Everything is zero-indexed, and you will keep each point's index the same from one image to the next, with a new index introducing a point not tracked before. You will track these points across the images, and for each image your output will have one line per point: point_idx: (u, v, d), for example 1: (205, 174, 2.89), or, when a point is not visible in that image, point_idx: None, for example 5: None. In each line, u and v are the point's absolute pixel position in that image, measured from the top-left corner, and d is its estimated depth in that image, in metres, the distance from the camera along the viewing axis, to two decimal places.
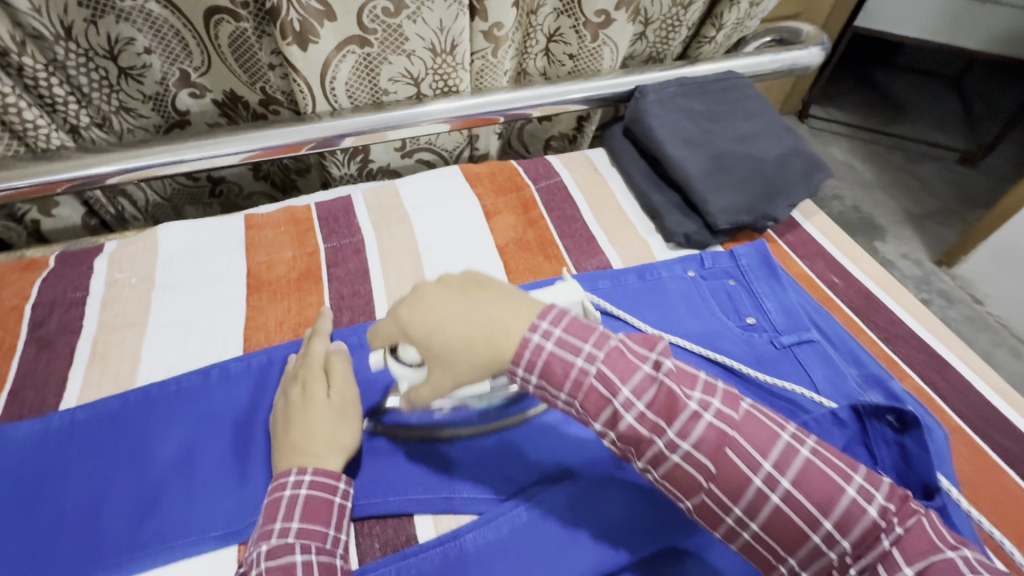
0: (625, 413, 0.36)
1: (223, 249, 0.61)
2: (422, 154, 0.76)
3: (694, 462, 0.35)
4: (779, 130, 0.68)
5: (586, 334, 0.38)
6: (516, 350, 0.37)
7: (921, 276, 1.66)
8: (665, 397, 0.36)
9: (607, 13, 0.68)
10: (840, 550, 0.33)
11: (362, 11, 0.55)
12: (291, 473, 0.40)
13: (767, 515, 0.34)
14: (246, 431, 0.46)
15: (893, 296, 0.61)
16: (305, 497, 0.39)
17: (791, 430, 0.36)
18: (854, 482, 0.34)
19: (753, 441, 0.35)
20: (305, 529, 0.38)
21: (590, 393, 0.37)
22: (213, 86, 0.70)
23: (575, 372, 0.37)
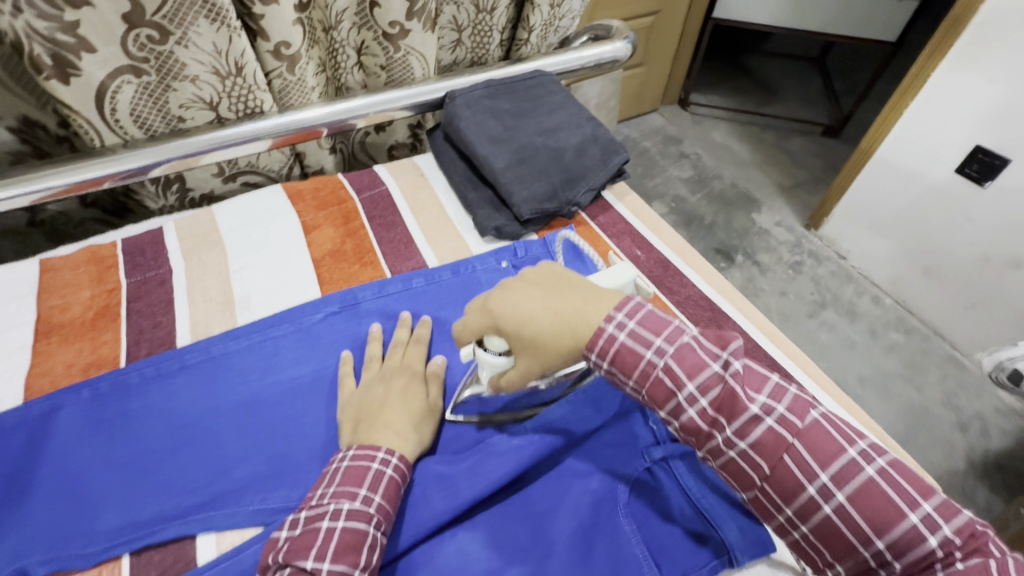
0: (687, 407, 0.39)
1: (12, 297, 0.58)
2: (247, 177, 0.76)
3: (749, 459, 0.38)
4: (579, 121, 0.74)
5: (660, 329, 0.41)
6: (590, 338, 0.42)
7: (793, 241, 1.81)
8: (729, 395, 0.38)
9: (400, 24, 0.70)
10: (890, 567, 0.34)
11: (125, 40, 0.55)
12: (382, 449, 0.43)
13: (818, 521, 0.36)
14: (20, 480, 0.45)
15: (687, 261, 0.67)
16: (389, 476, 0.42)
17: (859, 446, 0.36)
18: (920, 509, 0.34)
19: (815, 452, 0.36)
20: (382, 507, 0.41)
21: (657, 384, 0.40)
22: (2, 113, 0.66)
23: (645, 363, 0.41)
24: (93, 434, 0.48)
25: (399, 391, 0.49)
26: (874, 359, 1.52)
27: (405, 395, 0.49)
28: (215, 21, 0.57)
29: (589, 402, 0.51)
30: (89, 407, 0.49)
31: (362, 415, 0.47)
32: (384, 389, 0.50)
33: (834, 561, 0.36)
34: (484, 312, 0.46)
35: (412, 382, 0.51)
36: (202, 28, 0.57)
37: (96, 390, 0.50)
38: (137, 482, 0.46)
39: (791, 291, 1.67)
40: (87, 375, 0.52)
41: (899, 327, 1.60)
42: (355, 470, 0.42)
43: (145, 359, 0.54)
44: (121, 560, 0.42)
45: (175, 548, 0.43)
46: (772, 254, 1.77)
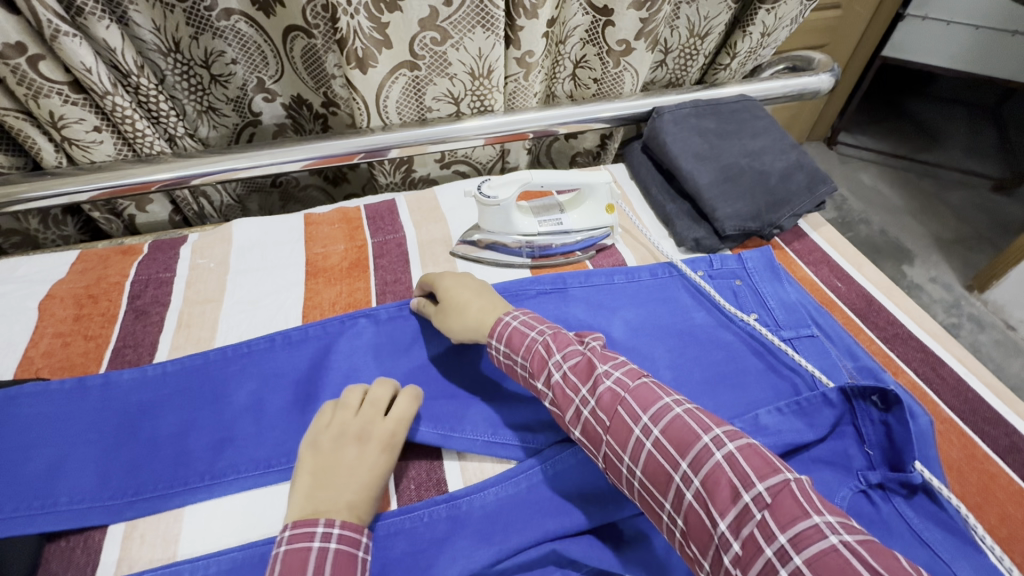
0: (554, 371, 0.47)
1: (286, 241, 0.70)
2: (459, 166, 0.85)
3: (596, 415, 0.43)
4: (784, 147, 0.74)
5: (542, 322, 0.52)
6: (492, 326, 0.52)
7: (951, 301, 1.65)
8: (584, 363, 0.46)
9: (627, 43, 0.75)
10: (695, 487, 0.37)
11: (414, 40, 0.65)
12: (321, 523, 0.40)
13: (645, 460, 0.40)
14: (309, 388, 0.54)
15: (892, 299, 0.65)
16: (334, 551, 0.39)
17: (675, 397, 0.42)
18: (714, 434, 0.39)
19: (640, 400, 0.42)
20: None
21: (536, 355, 0.49)
22: (283, 91, 0.80)
23: (529, 341, 0.50)
24: (355, 357, 0.57)
25: (346, 459, 0.44)
26: None
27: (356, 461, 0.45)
28: (487, 29, 0.65)
29: (798, 415, 0.50)
30: (353, 335, 0.58)
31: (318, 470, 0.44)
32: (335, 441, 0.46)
33: (663, 502, 0.39)
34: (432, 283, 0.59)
35: (365, 449, 0.45)
36: (475, 35, 0.66)
37: (354, 320, 0.59)
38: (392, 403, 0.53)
39: None
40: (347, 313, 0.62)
41: None
42: (298, 555, 0.38)
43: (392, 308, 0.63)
44: None
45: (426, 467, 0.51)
46: None
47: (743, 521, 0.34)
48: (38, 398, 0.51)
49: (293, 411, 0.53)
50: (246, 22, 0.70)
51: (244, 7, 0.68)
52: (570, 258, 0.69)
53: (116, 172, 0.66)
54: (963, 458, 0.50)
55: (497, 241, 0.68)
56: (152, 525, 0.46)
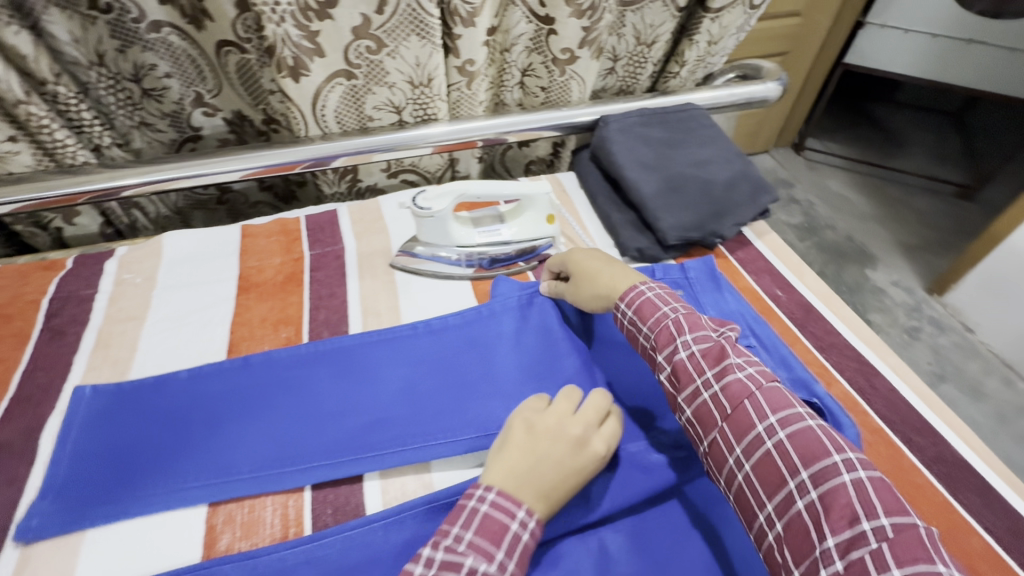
0: (680, 349, 0.46)
1: (220, 255, 0.68)
2: (407, 175, 0.84)
3: (717, 401, 0.43)
4: (729, 156, 0.75)
5: (680, 300, 0.51)
6: (625, 292, 0.53)
7: (912, 304, 1.68)
8: (717, 349, 0.45)
9: (571, 51, 0.75)
10: (810, 499, 0.37)
11: (349, 49, 0.63)
12: (524, 509, 0.40)
13: (761, 458, 0.40)
14: (281, 399, 0.53)
15: (831, 307, 0.66)
16: (517, 538, 0.39)
17: (808, 409, 0.41)
18: (847, 456, 0.38)
19: (767, 400, 0.42)
20: (477, 546, 0.38)
21: (664, 330, 0.48)
22: (224, 106, 0.77)
23: (660, 314, 0.49)
24: (409, 360, 0.57)
25: (544, 441, 0.43)
26: (1000, 447, 1.37)
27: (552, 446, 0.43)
28: (422, 38, 0.65)
29: None
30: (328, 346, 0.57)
31: (536, 437, 0.44)
32: (525, 430, 0.44)
33: (766, 503, 0.39)
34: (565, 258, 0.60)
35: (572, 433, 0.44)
36: (411, 43, 0.65)
37: (414, 328, 0.59)
38: (457, 401, 0.53)
39: (905, 357, 1.55)
40: (278, 329, 0.60)
41: None
42: (491, 521, 0.39)
43: (324, 323, 0.61)
44: (302, 495, 0.48)
45: (347, 491, 0.49)
46: (886, 314, 1.65)
47: (854, 545, 0.34)
48: (78, 403, 0.52)
49: (264, 423, 0.51)
50: (177, 34, 0.67)
51: (173, 18, 0.65)
52: (513, 269, 0.68)
53: (35, 185, 0.63)
54: (891, 468, 0.51)
55: (439, 253, 0.67)
56: (55, 555, 0.44)
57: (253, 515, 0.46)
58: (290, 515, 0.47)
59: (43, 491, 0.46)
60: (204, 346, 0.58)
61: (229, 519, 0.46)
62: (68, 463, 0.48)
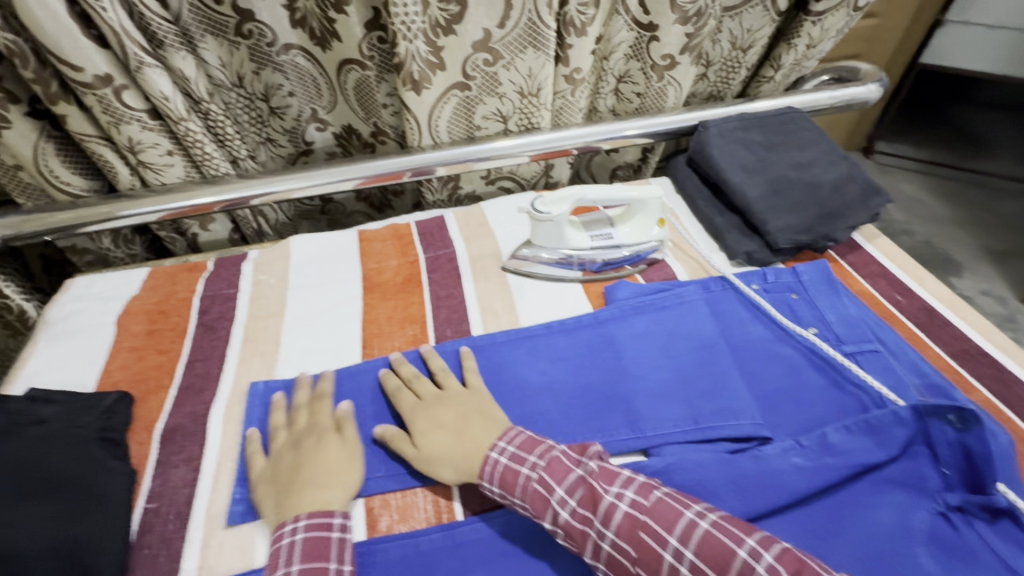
0: (597, 540, 0.41)
1: (344, 258, 0.72)
2: (503, 182, 0.87)
3: None
4: (835, 158, 0.74)
5: (533, 448, 0.47)
6: (479, 466, 0.47)
7: (1004, 314, 1.59)
8: (623, 520, 0.40)
9: (672, 57, 0.76)
10: None
11: (467, 62, 0.67)
12: (291, 521, 0.44)
13: None
14: None
15: (957, 313, 0.64)
16: (301, 539, 0.42)
17: (749, 546, 0.37)
18: None
19: (660, 520, 0.40)
20: (308, 567, 0.41)
21: (534, 494, 0.44)
22: (335, 121, 0.82)
23: (524, 481, 0.45)
24: (548, 361, 0.59)
25: (312, 453, 0.49)
26: None
27: (317, 451, 0.49)
28: (537, 49, 0.67)
29: (866, 433, 0.49)
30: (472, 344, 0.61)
31: (280, 487, 0.47)
32: (295, 455, 0.49)
33: None
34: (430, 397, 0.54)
35: (325, 442, 0.50)
36: (526, 56, 0.68)
37: (550, 327, 0.62)
38: (606, 401, 0.55)
39: None
40: (404, 327, 0.63)
41: None
42: (314, 542, 0.42)
43: (446, 323, 0.64)
44: (452, 491, 0.50)
45: None
46: None
47: None
48: (256, 397, 0.56)
49: None
50: (303, 55, 0.73)
51: (302, 41, 0.71)
52: (621, 271, 0.69)
53: (184, 193, 0.69)
54: None
55: (551, 256, 0.69)
56: (236, 531, 0.47)
57: (406, 501, 0.50)
58: (441, 503, 0.49)
59: (241, 478, 0.50)
60: (340, 341, 0.62)
61: (385, 504, 0.49)
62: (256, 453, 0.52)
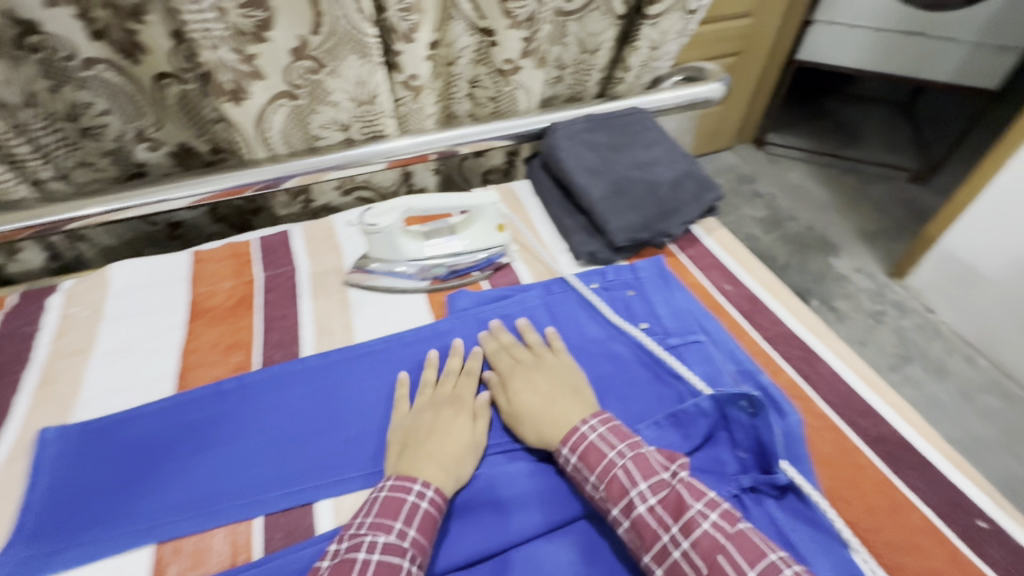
0: (638, 504, 0.43)
1: (170, 282, 0.67)
2: (360, 193, 0.84)
3: (689, 560, 0.40)
4: (674, 157, 0.77)
5: (622, 437, 0.48)
6: (566, 434, 0.49)
7: (874, 289, 1.73)
8: (674, 497, 0.43)
9: (513, 61, 0.75)
10: None
11: (288, 71, 0.64)
12: (419, 482, 0.46)
13: None
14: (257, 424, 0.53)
15: (778, 299, 0.68)
16: (425, 508, 0.44)
17: (779, 553, 0.39)
18: None
19: (742, 551, 0.39)
20: (416, 540, 0.43)
21: (614, 481, 0.45)
22: (168, 139, 0.77)
23: (607, 461, 0.46)
24: (381, 378, 0.57)
25: (448, 422, 0.51)
26: (966, 424, 1.42)
27: (452, 426, 0.51)
28: (362, 56, 0.65)
29: (675, 426, 0.52)
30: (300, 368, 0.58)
31: (410, 439, 0.50)
32: (432, 416, 0.52)
33: None
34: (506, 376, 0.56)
35: (460, 413, 0.52)
36: (350, 63, 0.66)
37: (387, 341, 0.61)
38: None
39: (870, 342, 1.59)
40: (229, 354, 0.60)
41: (994, 390, 1.49)
42: (429, 519, 0.44)
43: (276, 345, 0.61)
44: (254, 520, 0.47)
45: (297, 513, 0.48)
46: (851, 301, 1.69)
47: None
48: (46, 446, 0.51)
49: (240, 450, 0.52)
50: (110, 69, 0.67)
51: (107, 54, 0.65)
52: (467, 279, 0.68)
53: None
54: (834, 451, 0.52)
55: (395, 268, 0.67)
56: None
57: (201, 544, 0.46)
58: (239, 541, 0.46)
59: (14, 537, 0.45)
60: (153, 376, 0.57)
61: (178, 549, 0.46)
62: (39, 507, 0.47)
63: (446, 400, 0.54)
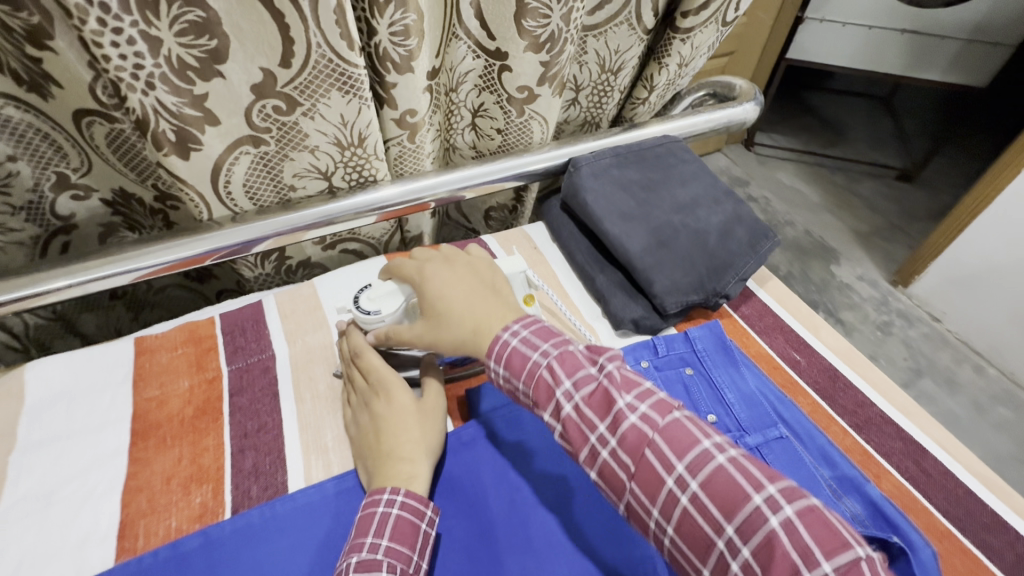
0: (564, 403, 0.41)
1: (106, 387, 0.52)
2: (346, 246, 0.70)
3: (618, 459, 0.38)
4: (719, 196, 0.65)
5: (547, 337, 0.45)
6: (489, 345, 0.45)
7: (879, 298, 1.68)
8: (600, 393, 0.40)
9: (529, 89, 0.63)
10: (742, 558, 0.33)
11: (251, 113, 0.50)
12: (387, 490, 0.42)
13: (678, 518, 0.36)
14: None
15: (856, 368, 0.58)
16: (396, 516, 0.41)
17: (715, 439, 0.37)
18: (765, 492, 0.34)
19: (673, 444, 0.37)
20: (393, 549, 0.40)
21: (540, 383, 0.43)
22: (99, 185, 0.62)
23: (531, 364, 0.43)
24: None
25: (389, 413, 0.48)
26: (985, 441, 1.37)
27: (395, 414, 0.48)
28: (347, 92, 0.51)
29: None
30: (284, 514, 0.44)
31: (368, 451, 0.47)
32: (370, 416, 0.48)
33: (699, 566, 0.35)
34: (419, 277, 0.50)
35: (396, 397, 0.49)
36: (331, 100, 0.51)
37: None
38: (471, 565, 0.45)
39: (881, 355, 1.54)
40: (189, 492, 0.45)
41: (1007, 402, 1.45)
42: (405, 525, 0.41)
43: (253, 474, 0.47)
44: None
45: None
46: (857, 311, 1.64)
47: None
48: None
49: None
50: (13, 104, 0.52)
51: (4, 89, 0.50)
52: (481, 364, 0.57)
53: None
54: None
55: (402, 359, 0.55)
56: None
57: None
58: None
59: None
60: (83, 535, 0.43)
61: None
62: None
63: (371, 393, 0.49)
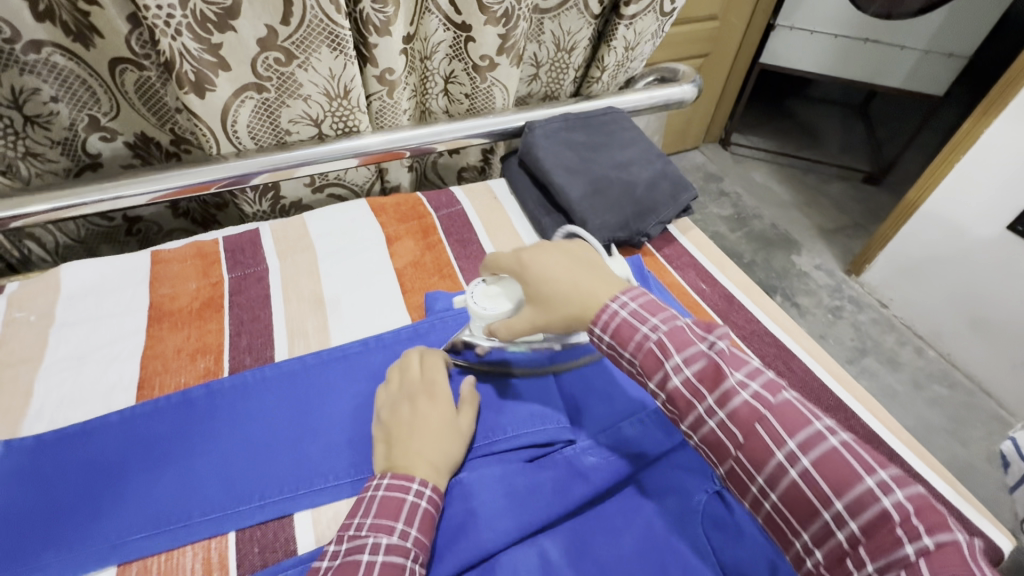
0: (671, 375, 0.40)
1: (127, 284, 0.63)
2: (332, 189, 0.82)
3: (726, 429, 0.38)
4: (650, 157, 0.77)
5: (657, 312, 0.44)
6: (596, 313, 0.45)
7: (833, 285, 1.80)
8: (711, 367, 0.40)
9: (490, 58, 0.75)
10: (848, 531, 0.34)
11: (256, 62, 0.61)
12: (416, 481, 0.45)
13: (786, 487, 0.36)
14: (222, 437, 0.51)
15: (751, 296, 0.70)
16: (425, 508, 0.44)
17: (826, 422, 0.37)
18: (877, 475, 0.34)
19: (783, 420, 0.37)
20: (417, 540, 0.42)
21: (649, 353, 0.42)
22: (124, 129, 0.73)
23: (640, 336, 0.43)
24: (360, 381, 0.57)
25: (428, 414, 0.50)
26: (917, 412, 1.50)
27: (429, 415, 0.50)
28: (335, 49, 0.63)
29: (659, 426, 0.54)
30: (269, 377, 0.56)
31: (393, 438, 0.49)
32: (410, 410, 0.51)
33: (799, 530, 0.36)
34: (519, 265, 0.51)
35: (439, 402, 0.52)
36: (322, 55, 0.63)
37: (364, 344, 0.60)
38: None
39: (830, 335, 1.67)
40: (195, 359, 0.57)
41: (943, 380, 1.58)
42: (428, 517, 0.44)
43: (247, 350, 0.58)
44: (227, 535, 0.46)
45: (275, 526, 0.47)
46: (812, 296, 1.76)
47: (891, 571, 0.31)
48: None
49: (204, 463, 0.50)
50: (61, 53, 0.63)
51: (55, 38, 0.61)
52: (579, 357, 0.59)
53: None
54: None
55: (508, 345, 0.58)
56: None
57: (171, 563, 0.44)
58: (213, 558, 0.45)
59: None
60: (110, 384, 0.54)
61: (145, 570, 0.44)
62: None
63: (418, 390, 0.53)
